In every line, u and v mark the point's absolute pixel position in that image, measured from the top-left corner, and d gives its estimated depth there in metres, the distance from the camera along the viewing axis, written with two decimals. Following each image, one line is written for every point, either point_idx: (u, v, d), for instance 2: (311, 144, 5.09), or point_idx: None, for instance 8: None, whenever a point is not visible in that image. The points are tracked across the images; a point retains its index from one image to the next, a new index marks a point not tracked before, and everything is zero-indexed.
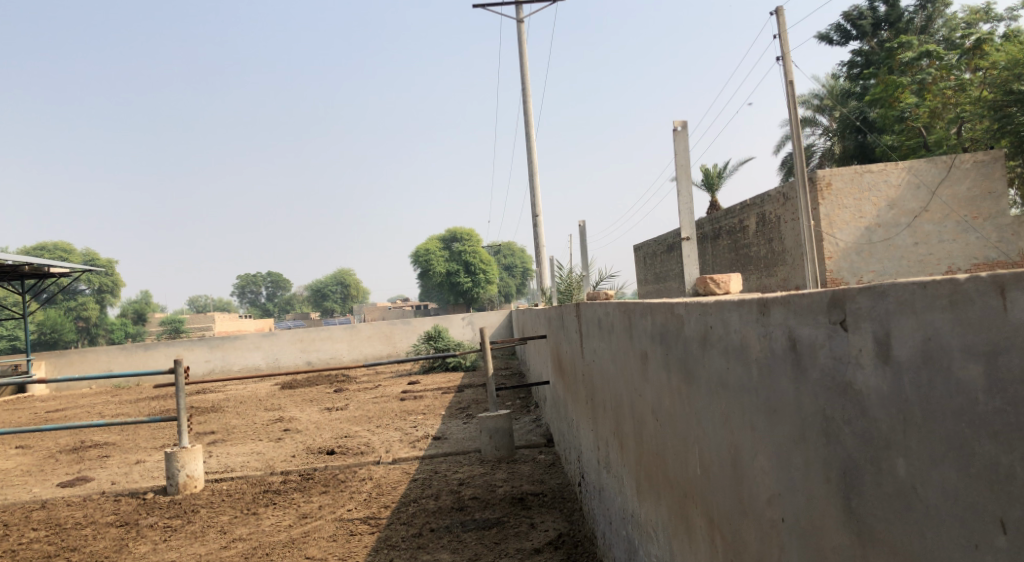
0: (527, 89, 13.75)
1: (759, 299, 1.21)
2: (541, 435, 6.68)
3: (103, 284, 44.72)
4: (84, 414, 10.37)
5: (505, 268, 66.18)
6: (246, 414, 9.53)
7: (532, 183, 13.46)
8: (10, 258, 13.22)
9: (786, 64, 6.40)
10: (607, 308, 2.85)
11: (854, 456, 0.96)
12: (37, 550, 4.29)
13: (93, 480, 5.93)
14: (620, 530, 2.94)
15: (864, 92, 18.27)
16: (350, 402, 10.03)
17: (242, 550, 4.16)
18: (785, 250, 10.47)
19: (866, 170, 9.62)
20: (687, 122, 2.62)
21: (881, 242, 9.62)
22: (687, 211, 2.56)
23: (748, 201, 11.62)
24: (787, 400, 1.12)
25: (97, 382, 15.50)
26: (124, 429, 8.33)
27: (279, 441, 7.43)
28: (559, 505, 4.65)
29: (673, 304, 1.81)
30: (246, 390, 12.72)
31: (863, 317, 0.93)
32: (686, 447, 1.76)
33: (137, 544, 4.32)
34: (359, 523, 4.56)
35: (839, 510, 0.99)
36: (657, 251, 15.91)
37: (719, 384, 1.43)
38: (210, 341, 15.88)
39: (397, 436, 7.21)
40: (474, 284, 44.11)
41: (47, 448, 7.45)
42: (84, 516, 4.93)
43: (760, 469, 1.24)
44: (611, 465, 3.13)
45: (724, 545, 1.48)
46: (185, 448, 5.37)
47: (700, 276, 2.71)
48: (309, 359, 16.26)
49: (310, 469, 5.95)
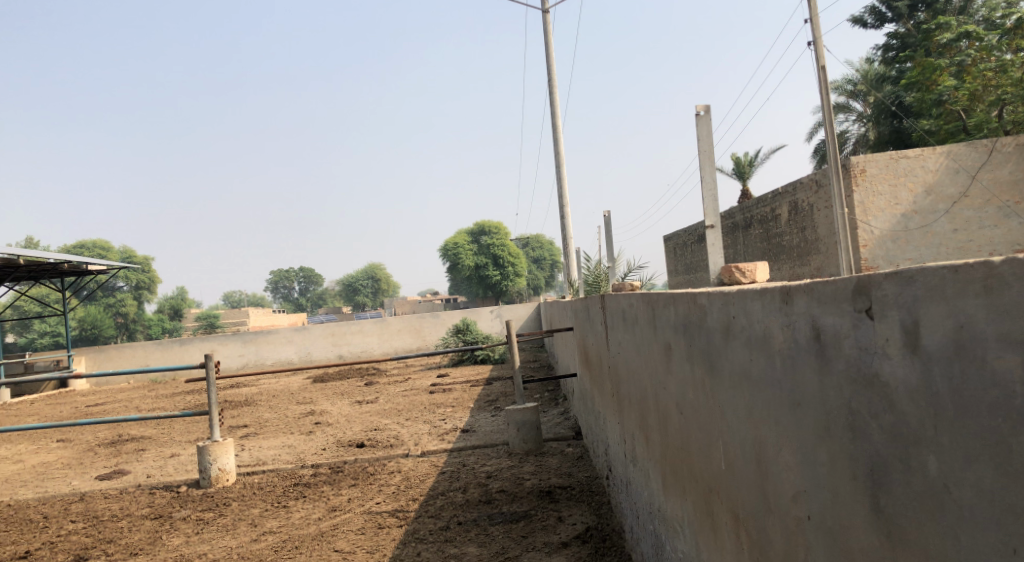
0: (553, 81, 13.65)
1: (782, 287, 1.16)
2: (569, 428, 6.63)
3: (140, 281, 45.79)
4: (122, 408, 10.62)
5: (534, 261, 66.11)
6: (279, 407, 9.66)
7: (560, 176, 13.39)
8: (50, 256, 13.56)
9: (818, 48, 6.19)
10: (631, 299, 2.80)
11: (881, 451, 0.91)
12: (75, 542, 4.39)
13: (130, 473, 6.06)
14: (648, 525, 2.89)
15: (900, 76, 17.81)
16: (380, 395, 10.11)
17: (271, 543, 4.21)
18: (819, 239, 10.25)
19: (902, 155, 9.34)
20: (709, 106, 2.54)
21: (918, 229, 9.37)
22: (711, 198, 2.49)
23: (780, 189, 11.39)
24: (811, 392, 1.06)
25: (135, 377, 15.88)
26: (160, 423, 8.49)
27: (310, 434, 7.51)
28: (587, 498, 4.61)
29: (696, 294, 1.76)
30: (279, 383, 12.93)
31: (890, 305, 0.87)
32: (710, 441, 1.71)
33: (170, 537, 4.40)
34: (387, 516, 4.57)
35: (867, 509, 0.94)
36: (688, 242, 15.71)
37: (743, 376, 1.38)
38: (244, 336, 16.14)
39: (426, 428, 7.23)
40: (503, 277, 44.21)
41: (86, 442, 7.64)
42: (120, 508, 5.04)
43: (784, 465, 1.19)
44: (637, 458, 3.08)
45: (750, 544, 1.42)
46: (216, 442, 5.46)
47: (724, 265, 2.62)
48: (340, 353, 16.45)
49: (339, 462, 6.00)
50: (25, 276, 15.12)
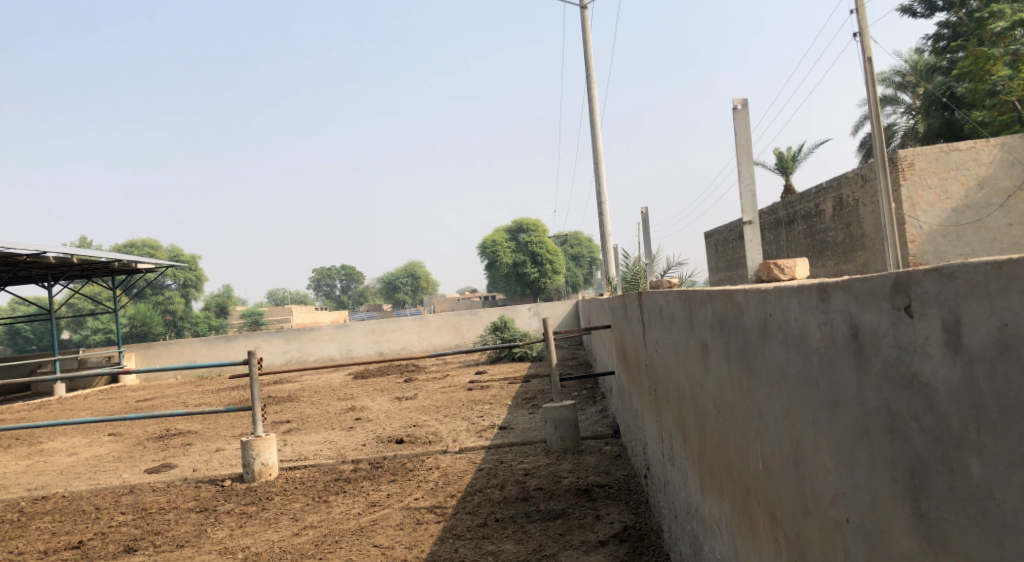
0: (590, 77, 13.57)
1: (819, 284, 1.13)
2: (608, 426, 6.59)
3: (187, 278, 47.06)
4: (170, 404, 10.94)
5: (573, 258, 65.90)
6: (320, 403, 9.82)
7: (598, 173, 13.31)
8: (102, 255, 14.01)
9: (864, 39, 6.00)
10: (668, 296, 2.77)
11: (922, 454, 0.88)
12: (124, 533, 4.54)
13: (177, 467, 6.23)
14: (686, 525, 2.86)
15: (951, 66, 17.21)
16: (419, 392, 10.20)
17: (312, 537, 4.28)
18: (864, 234, 9.99)
19: (952, 148, 9.04)
20: (747, 99, 2.50)
21: (970, 224, 9.02)
22: (749, 193, 2.45)
23: (824, 184, 11.13)
24: (848, 393, 1.04)
25: (182, 372, 16.32)
26: (206, 418, 8.71)
27: (350, 430, 7.62)
28: (625, 497, 4.59)
29: (732, 291, 1.73)
30: (320, 379, 13.15)
31: (929, 303, 0.85)
32: (747, 440, 1.69)
33: (215, 530, 4.52)
34: (425, 512, 4.62)
35: (907, 513, 0.91)
36: (729, 238, 15.45)
37: (780, 374, 1.35)
38: (287, 333, 16.45)
39: (465, 425, 7.27)
40: (541, 274, 44.18)
41: (136, 436, 7.89)
42: (168, 501, 5.19)
43: (823, 466, 1.16)
44: (675, 458, 3.04)
45: (789, 546, 1.39)
46: (259, 437, 5.57)
47: (762, 262, 2.56)
48: (380, 350, 16.65)
49: (378, 458, 6.07)
50: (79, 275, 15.64)
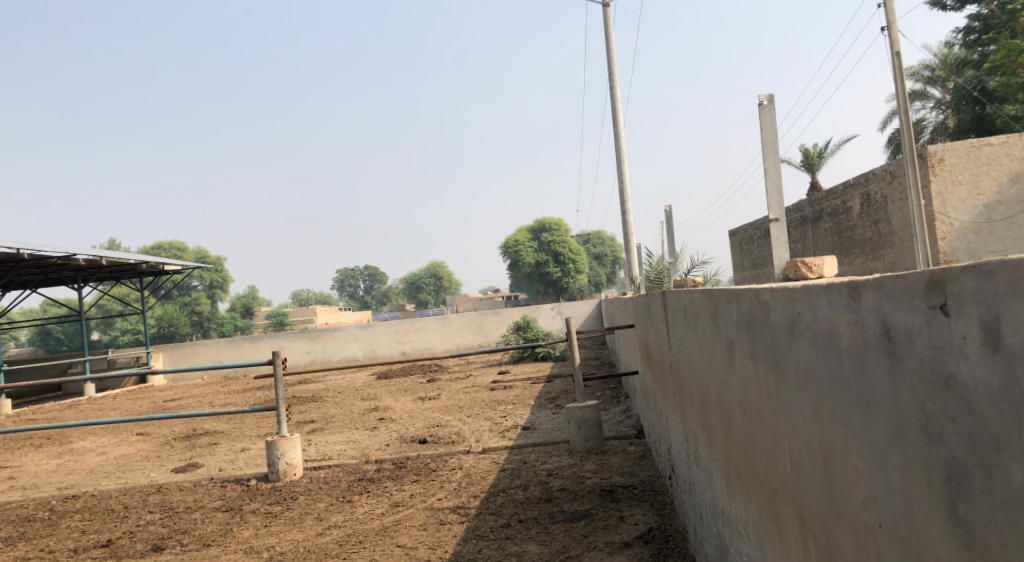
0: (613, 75, 13.49)
1: (850, 282, 1.09)
2: (631, 426, 6.54)
3: (214, 280, 47.86)
4: (196, 403, 11.09)
5: (595, 257, 65.82)
6: (344, 403, 9.90)
7: (621, 171, 13.25)
8: (129, 257, 14.23)
9: (892, 33, 5.89)
10: (692, 295, 2.73)
11: (959, 457, 0.84)
12: (152, 532, 4.60)
13: (203, 466, 6.31)
14: (711, 526, 2.82)
15: (982, 60, 16.80)
16: (442, 391, 10.22)
17: (336, 537, 4.31)
18: (893, 232, 9.81)
19: (984, 143, 8.83)
20: (773, 95, 2.45)
21: (1002, 220, 8.80)
22: (775, 190, 2.40)
23: (851, 180, 10.94)
24: (880, 394, 1.00)
25: (209, 372, 16.54)
26: (231, 418, 8.82)
27: (373, 430, 7.66)
28: (649, 498, 4.54)
29: (759, 289, 1.69)
30: (344, 379, 13.24)
31: (966, 301, 0.81)
32: (774, 442, 1.66)
33: (241, 529, 4.56)
34: (448, 512, 4.62)
35: (943, 518, 0.88)
36: (754, 236, 15.27)
37: (809, 375, 1.32)
38: (311, 333, 16.61)
39: (487, 425, 7.27)
40: (564, 274, 44.08)
41: (164, 436, 8.01)
42: (194, 500, 5.26)
43: (854, 468, 1.12)
44: (700, 458, 3.00)
45: (819, 551, 1.35)
46: (284, 437, 5.62)
47: (786, 262, 2.51)
48: (403, 350, 16.73)
49: (402, 458, 6.09)
50: (108, 276, 15.92)
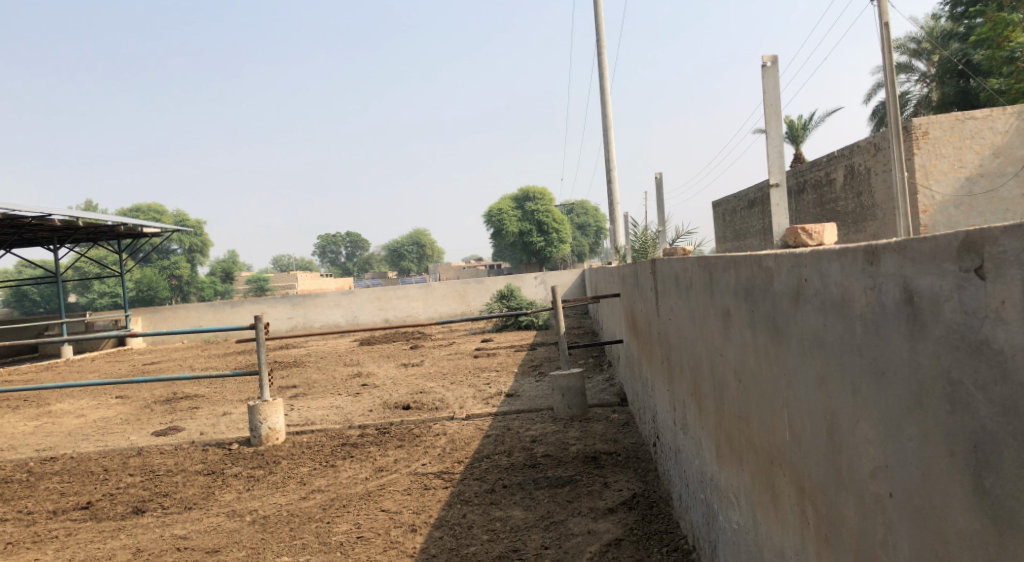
0: (601, 43, 13.32)
1: (865, 246, 1.06)
2: (614, 394, 6.57)
3: (193, 243, 47.44)
4: (177, 367, 11.02)
5: (578, 226, 65.86)
6: (326, 368, 9.86)
7: (607, 140, 13.16)
8: (106, 218, 13.95)
9: (880, 3, 5.83)
10: (686, 264, 2.70)
11: (988, 427, 0.80)
12: (133, 495, 4.56)
13: (184, 430, 6.25)
14: (698, 494, 2.83)
15: (969, 33, 16.76)
16: (425, 358, 10.22)
17: (320, 501, 4.30)
18: (875, 204, 9.86)
19: (968, 116, 8.82)
20: (777, 56, 2.38)
21: (983, 194, 8.83)
22: (777, 154, 2.36)
23: (836, 152, 10.93)
24: (898, 361, 0.97)
25: (189, 336, 16.41)
26: (212, 382, 8.75)
27: (356, 396, 7.64)
28: (633, 464, 4.57)
29: (760, 256, 1.66)
30: (326, 345, 13.19)
31: (1007, 263, 0.76)
32: (773, 410, 1.63)
33: (223, 493, 4.53)
34: (433, 477, 4.62)
35: (966, 489, 0.85)
36: (737, 208, 15.32)
37: (815, 341, 1.29)
38: (292, 299, 16.48)
39: (471, 392, 7.28)
40: (547, 243, 44.06)
41: (144, 399, 7.93)
42: (175, 464, 5.22)
43: (863, 438, 1.10)
44: (688, 427, 3.01)
45: (819, 519, 1.35)
46: (267, 402, 5.57)
47: (785, 229, 2.47)
48: (386, 317, 16.68)
49: (386, 423, 6.07)
50: (85, 238, 15.64)
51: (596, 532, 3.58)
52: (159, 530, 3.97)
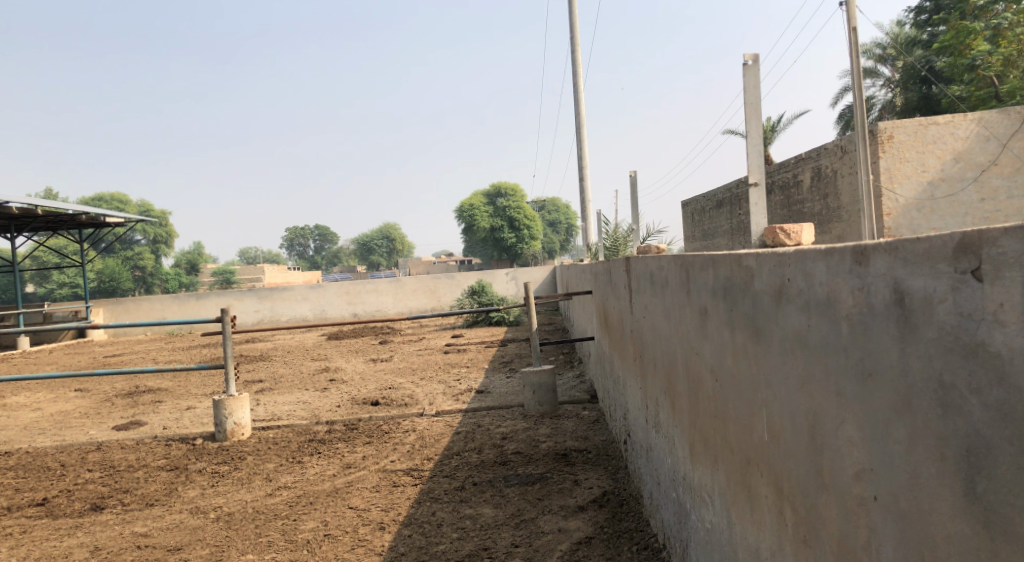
0: (575, 40, 13.33)
1: (853, 246, 1.04)
2: (585, 391, 6.57)
3: (158, 235, 46.52)
4: (139, 360, 10.77)
5: (549, 223, 66.08)
6: (293, 363, 9.72)
7: (580, 138, 13.19)
8: (67, 206, 13.57)
9: (849, 9, 5.92)
10: (662, 262, 2.69)
11: (982, 430, 0.79)
12: (92, 491, 4.43)
13: (146, 424, 6.09)
14: (670, 492, 2.83)
15: (932, 40, 17.14)
16: (394, 353, 10.13)
17: (286, 498, 4.21)
18: (841, 206, 10.02)
19: (931, 122, 8.90)
20: (757, 55, 2.38)
21: (944, 198, 8.95)
22: (757, 153, 2.36)
23: (803, 154, 11.07)
24: (886, 363, 0.96)
25: (152, 329, 16.06)
26: (176, 376, 8.56)
27: (324, 391, 7.53)
28: (603, 462, 4.57)
29: (740, 255, 1.65)
30: (294, 339, 13.01)
31: (1008, 266, 0.75)
32: (751, 410, 1.63)
33: (186, 489, 4.42)
34: (402, 474, 4.56)
35: (957, 494, 0.84)
36: (705, 208, 15.47)
37: (798, 342, 1.28)
38: (259, 292, 16.23)
39: (441, 388, 7.22)
40: (518, 239, 44.05)
41: (104, 392, 7.72)
42: (136, 459, 5.08)
43: (846, 439, 1.10)
44: (661, 425, 3.01)
45: (798, 521, 1.34)
46: (232, 396, 5.45)
47: (762, 229, 2.48)
48: (354, 311, 16.51)
49: (354, 419, 5.99)
50: (44, 226, 15.20)
51: (566, 529, 3.57)
52: (119, 527, 3.85)
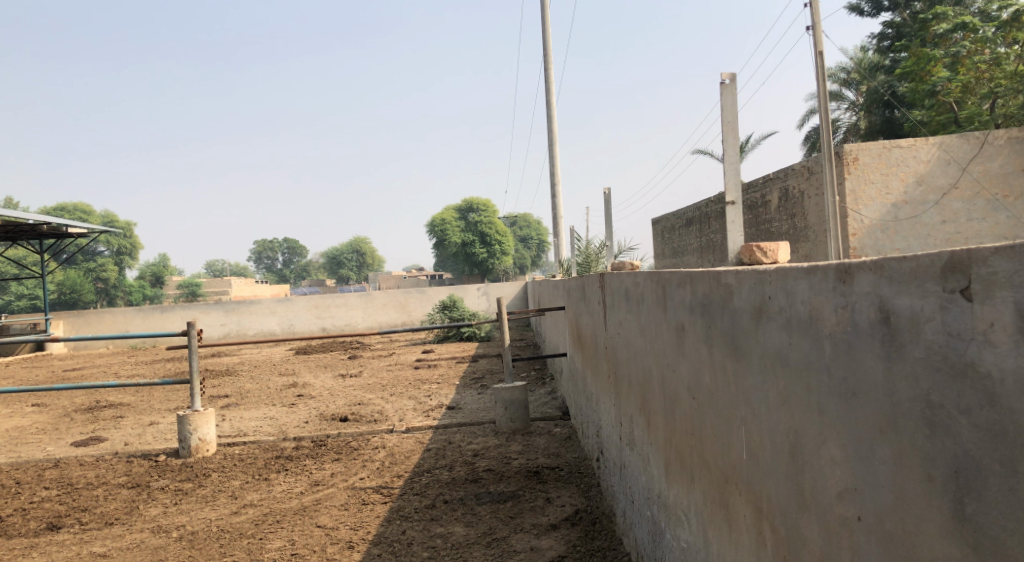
0: (548, 58, 13.47)
1: (837, 263, 1.05)
2: (556, 408, 6.55)
3: (122, 247, 45.78)
4: (100, 374, 10.47)
5: (521, 239, 66.25)
6: (260, 378, 9.52)
7: (552, 155, 13.27)
8: (27, 216, 13.20)
9: (816, 33, 6.06)
10: (637, 279, 2.69)
11: (973, 451, 0.79)
12: (48, 510, 4.26)
13: (106, 440, 5.90)
14: (644, 511, 2.81)
15: (894, 66, 17.66)
16: (364, 369, 10.00)
17: (252, 516, 4.10)
18: (808, 226, 10.20)
19: (895, 144, 9.09)
20: (734, 75, 2.42)
21: (908, 220, 9.10)
22: (734, 171, 2.38)
23: (771, 174, 11.28)
24: (872, 382, 0.96)
25: (114, 342, 15.66)
26: (138, 391, 8.33)
27: (292, 406, 7.39)
28: (575, 480, 4.54)
29: (719, 271, 1.65)
30: (261, 354, 12.79)
31: (998, 285, 0.76)
32: (730, 428, 1.62)
33: (147, 507, 4.27)
34: (372, 492, 4.47)
35: (945, 514, 0.84)
36: (675, 226, 15.64)
37: (778, 360, 1.28)
38: (226, 305, 15.94)
39: (411, 404, 7.14)
40: (489, 255, 44.01)
41: (62, 407, 7.47)
42: (95, 476, 4.91)
43: (830, 458, 1.09)
44: (635, 442, 3.00)
45: (776, 540, 1.33)
46: (197, 412, 5.30)
47: (738, 246, 2.51)
48: (323, 326, 16.29)
49: (322, 436, 5.88)
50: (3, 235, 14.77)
51: (539, 549, 3.53)
52: (76, 548, 3.71)
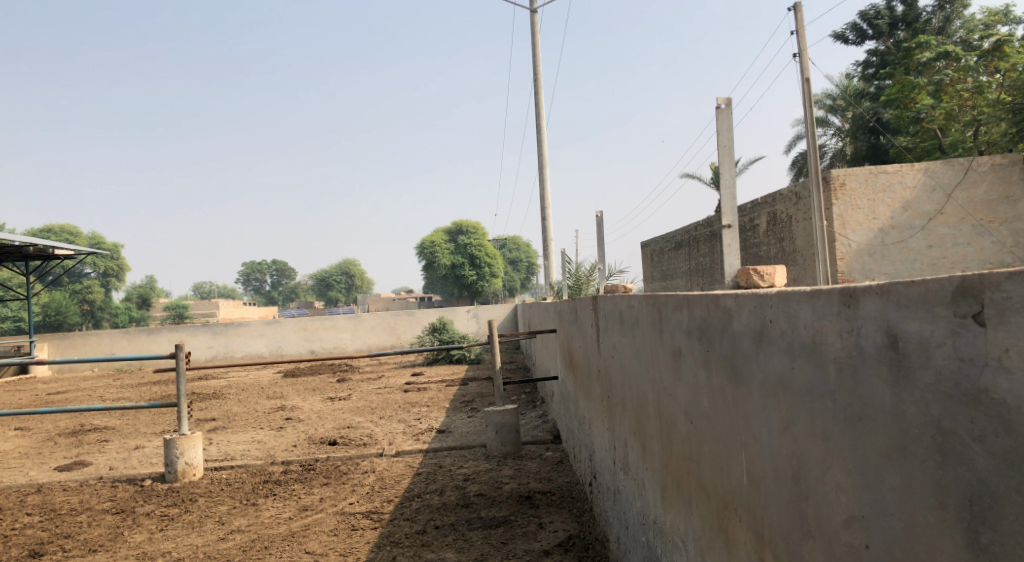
0: (538, 83, 13.58)
1: (841, 288, 1.04)
2: (547, 431, 6.49)
3: (109, 268, 45.46)
4: (84, 397, 10.32)
5: (511, 261, 66.34)
6: (248, 401, 9.42)
7: (542, 178, 13.32)
8: (14, 237, 13.09)
9: (802, 60, 6.14)
10: (632, 302, 2.68)
11: (986, 479, 0.79)
12: (30, 536, 4.15)
13: (91, 465, 5.79)
14: (639, 536, 2.77)
15: (879, 93, 17.91)
16: (353, 392, 9.90)
17: (239, 542, 4.02)
18: (796, 249, 10.26)
19: (881, 170, 9.16)
20: (729, 100, 2.43)
21: (894, 244, 9.19)
22: (729, 196, 2.39)
23: (759, 199, 11.37)
24: (878, 407, 0.95)
25: (99, 364, 15.46)
26: (124, 414, 8.21)
27: (280, 430, 7.29)
28: (567, 505, 4.50)
29: (717, 296, 1.65)
30: (249, 376, 12.66)
31: (1012, 310, 0.76)
32: (729, 454, 1.61)
33: (132, 534, 4.18)
34: (361, 517, 4.40)
35: (958, 544, 0.83)
36: (664, 249, 15.70)
37: (780, 385, 1.27)
38: (214, 327, 15.80)
39: (401, 428, 7.06)
40: (479, 277, 43.98)
41: (46, 431, 7.35)
42: (79, 502, 4.80)
43: (834, 485, 1.08)
44: (629, 466, 2.97)
45: None
46: (184, 435, 5.22)
47: (736, 270, 2.51)
48: (312, 348, 16.16)
49: (311, 460, 5.79)
50: None
51: None
52: None
